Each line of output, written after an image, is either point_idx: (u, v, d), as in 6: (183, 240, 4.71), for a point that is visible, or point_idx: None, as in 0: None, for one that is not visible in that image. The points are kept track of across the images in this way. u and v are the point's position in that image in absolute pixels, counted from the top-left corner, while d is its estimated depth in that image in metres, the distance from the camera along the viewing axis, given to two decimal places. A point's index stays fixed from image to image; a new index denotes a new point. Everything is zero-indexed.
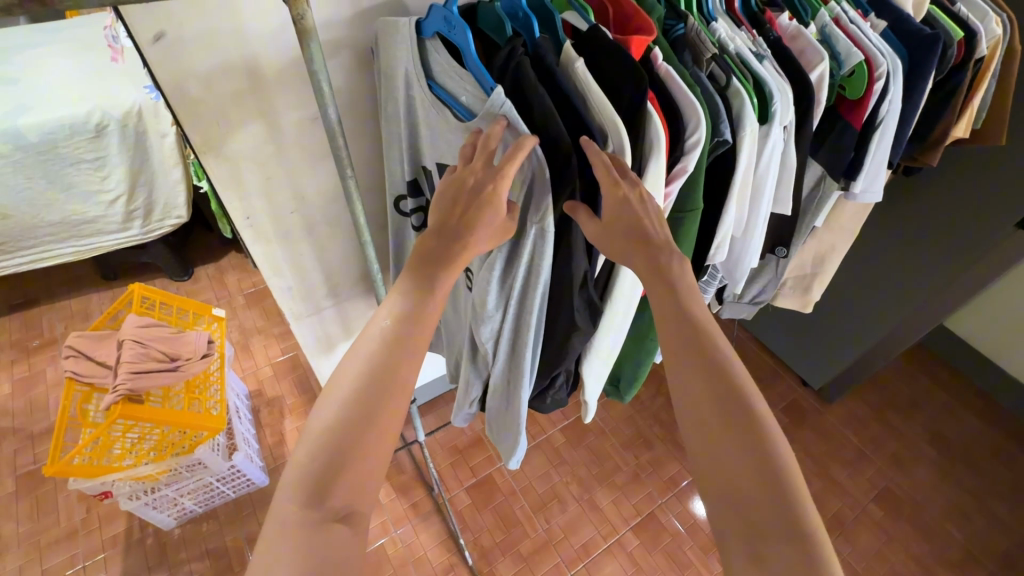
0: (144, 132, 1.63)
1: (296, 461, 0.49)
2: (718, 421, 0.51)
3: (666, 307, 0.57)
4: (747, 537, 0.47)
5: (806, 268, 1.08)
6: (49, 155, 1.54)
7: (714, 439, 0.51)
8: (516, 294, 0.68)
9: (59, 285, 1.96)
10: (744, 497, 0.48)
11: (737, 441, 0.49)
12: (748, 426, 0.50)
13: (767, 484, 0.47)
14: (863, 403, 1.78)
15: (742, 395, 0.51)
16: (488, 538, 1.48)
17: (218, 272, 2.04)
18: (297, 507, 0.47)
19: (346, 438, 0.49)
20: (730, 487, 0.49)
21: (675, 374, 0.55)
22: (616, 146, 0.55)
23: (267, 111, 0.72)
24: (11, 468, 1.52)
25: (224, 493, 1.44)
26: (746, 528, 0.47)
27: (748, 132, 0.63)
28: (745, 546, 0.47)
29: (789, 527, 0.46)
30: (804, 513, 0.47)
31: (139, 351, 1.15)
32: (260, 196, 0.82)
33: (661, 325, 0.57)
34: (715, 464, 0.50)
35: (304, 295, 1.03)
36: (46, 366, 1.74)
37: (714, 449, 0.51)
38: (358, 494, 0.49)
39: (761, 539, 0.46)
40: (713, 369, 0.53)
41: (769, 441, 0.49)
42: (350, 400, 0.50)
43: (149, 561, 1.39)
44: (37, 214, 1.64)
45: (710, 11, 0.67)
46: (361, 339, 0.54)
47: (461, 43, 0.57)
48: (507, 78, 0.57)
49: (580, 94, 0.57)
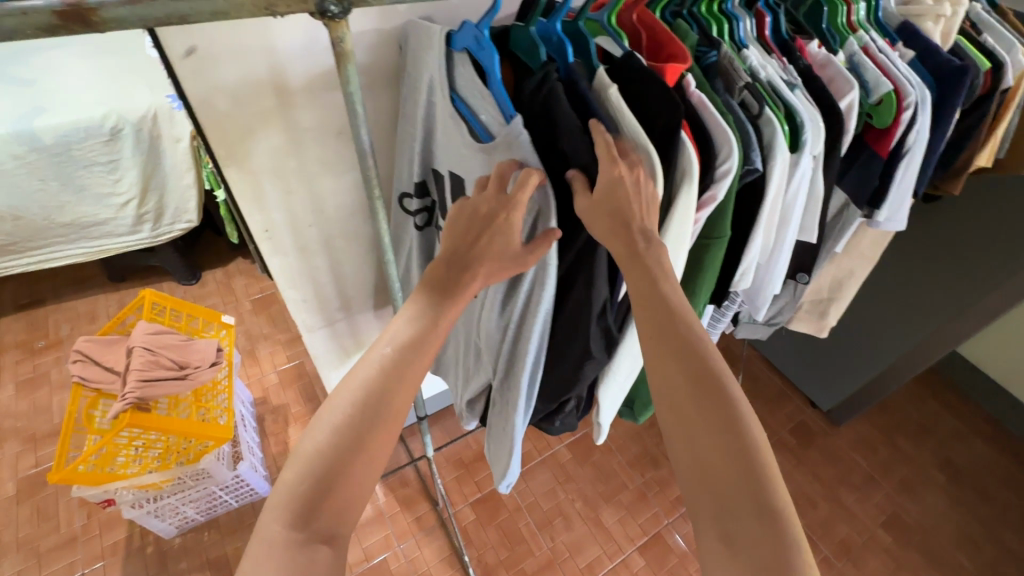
0: (158, 137, 1.63)
1: (283, 481, 0.46)
2: (688, 398, 0.48)
3: (643, 296, 0.53)
4: (717, 519, 0.44)
5: (822, 292, 1.07)
6: (62, 157, 1.54)
7: (684, 420, 0.48)
8: (520, 317, 0.67)
9: (66, 286, 1.95)
10: (713, 476, 0.45)
11: (708, 421, 0.46)
12: (719, 402, 0.47)
13: (738, 464, 0.44)
14: (872, 427, 1.76)
15: (712, 375, 0.48)
16: (492, 555, 1.46)
17: (225, 277, 2.03)
18: (283, 532, 0.44)
19: (337, 466, 0.47)
20: (700, 467, 0.46)
21: (648, 354, 0.52)
22: (648, 172, 0.54)
23: (291, 125, 0.72)
24: (12, 471, 1.50)
25: (226, 502, 1.42)
26: (716, 508, 0.44)
27: (779, 161, 0.63)
28: (715, 527, 0.44)
29: (761, 507, 0.42)
30: (776, 491, 0.43)
31: (149, 358, 1.14)
32: (279, 209, 0.81)
33: (634, 310, 0.55)
34: (684, 445, 0.48)
35: (316, 307, 1.02)
36: (51, 368, 1.72)
37: (683, 429, 0.48)
38: (346, 518, 0.48)
39: (730, 517, 0.43)
40: (683, 349, 0.50)
41: (740, 420, 0.46)
42: (343, 425, 0.48)
43: (149, 570, 1.37)
44: (47, 215, 1.63)
45: (742, 38, 0.66)
46: (360, 364, 0.52)
47: (489, 66, 0.57)
48: (538, 101, 0.56)
49: (612, 120, 0.56)
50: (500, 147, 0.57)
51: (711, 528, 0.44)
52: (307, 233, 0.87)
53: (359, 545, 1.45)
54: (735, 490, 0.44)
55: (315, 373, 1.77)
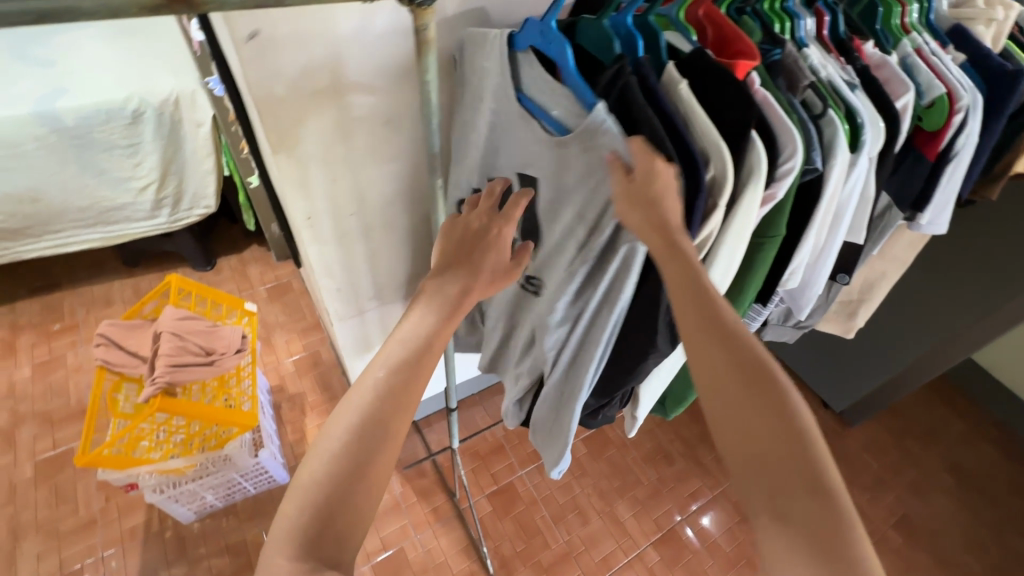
0: (180, 121, 1.61)
1: (284, 514, 0.45)
2: (736, 383, 0.48)
3: (680, 283, 0.53)
4: (766, 495, 0.45)
5: (852, 294, 1.07)
6: (83, 139, 1.53)
7: (729, 402, 0.48)
8: (592, 309, 0.68)
9: (80, 270, 1.94)
10: (768, 461, 0.45)
11: (753, 400, 0.47)
12: (767, 386, 0.47)
13: (788, 441, 0.45)
14: (883, 429, 1.77)
15: (753, 356, 0.49)
16: (508, 547, 1.47)
17: (240, 264, 2.02)
18: (288, 565, 0.43)
19: (337, 494, 0.46)
20: (748, 445, 0.47)
21: (690, 341, 0.52)
22: (718, 169, 0.55)
23: (343, 113, 0.72)
24: (29, 453, 1.50)
25: (245, 488, 1.43)
26: (768, 484, 0.45)
27: (839, 160, 0.63)
28: (768, 510, 0.44)
29: (814, 484, 0.43)
30: (828, 472, 0.44)
31: (177, 344, 1.14)
32: (324, 197, 0.81)
33: (671, 295, 0.54)
34: (730, 425, 0.48)
35: (350, 296, 1.01)
36: (66, 351, 1.72)
37: (728, 409, 0.48)
38: (345, 544, 0.46)
39: (785, 499, 0.44)
40: (727, 331, 0.50)
41: (783, 396, 0.47)
42: (339, 452, 0.47)
43: (168, 555, 1.37)
44: (65, 197, 1.62)
45: (802, 37, 0.66)
46: (352, 390, 0.50)
47: (561, 59, 0.57)
48: (613, 94, 0.57)
49: (682, 115, 0.57)
50: (578, 138, 0.57)
51: (763, 506, 0.44)
52: (347, 221, 0.87)
53: (376, 533, 1.45)
54: (786, 465, 0.45)
55: (331, 362, 1.77)
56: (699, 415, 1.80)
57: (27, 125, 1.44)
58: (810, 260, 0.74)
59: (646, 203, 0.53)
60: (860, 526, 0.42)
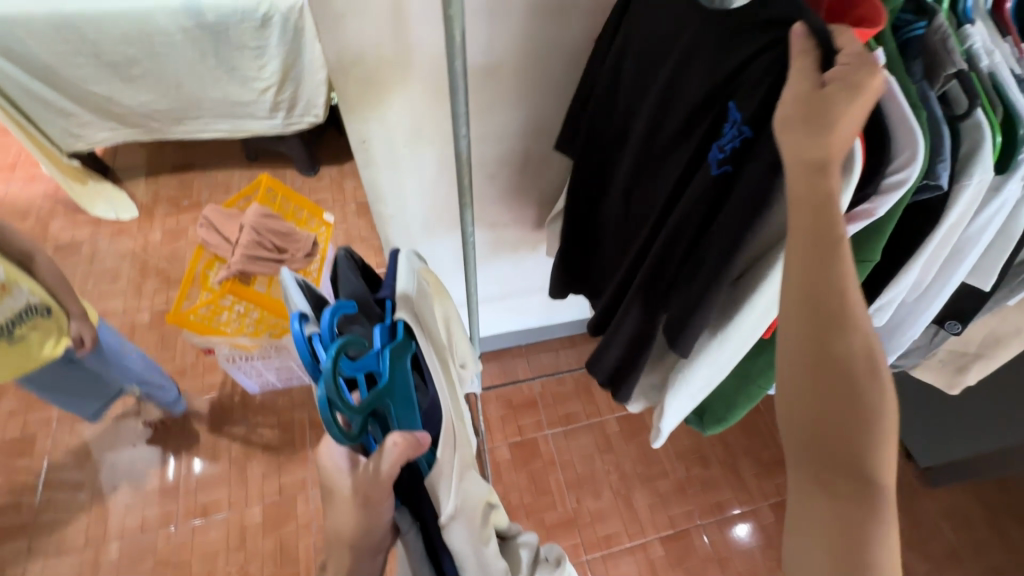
0: (302, 30, 1.70)
1: None
2: (808, 381, 0.50)
3: (825, 330, 0.49)
4: (819, 457, 0.49)
5: (969, 346, 0.92)
6: (221, 36, 1.68)
7: (795, 255, 0.52)
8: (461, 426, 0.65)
9: (211, 155, 2.19)
10: (824, 418, 0.49)
11: (826, 311, 0.49)
12: (843, 370, 0.48)
13: (836, 559, 0.46)
14: (973, 499, 1.54)
15: (849, 336, 0.49)
16: (517, 496, 1.52)
17: (339, 175, 2.14)
18: None
19: None
20: (809, 421, 0.50)
21: (806, 388, 0.50)
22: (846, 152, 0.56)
23: (402, 39, 0.72)
24: (149, 303, 1.80)
25: (301, 377, 1.60)
26: (818, 433, 0.49)
27: (975, 180, 0.60)
28: (809, 465, 0.50)
29: (862, 528, 0.46)
30: (876, 419, 0.47)
31: (255, 238, 1.27)
32: (380, 120, 0.82)
33: (791, 329, 0.52)
34: (783, 353, 0.53)
35: (399, 227, 1.02)
36: (189, 225, 1.98)
37: (821, 265, 0.51)
38: None
39: (826, 465, 0.49)
40: (842, 257, 0.50)
41: (844, 423, 0.48)
42: None
43: (233, 413, 1.61)
44: (203, 88, 1.81)
45: (967, 10, 0.64)
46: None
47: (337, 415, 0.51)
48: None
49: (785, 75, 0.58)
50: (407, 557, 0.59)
51: (809, 472, 0.50)
52: (405, 155, 0.88)
53: None
54: (829, 349, 0.49)
55: None
56: (755, 427, 1.65)
57: (178, 17, 1.62)
58: (913, 296, 0.76)
59: (813, 240, 0.51)
60: (877, 448, 0.47)
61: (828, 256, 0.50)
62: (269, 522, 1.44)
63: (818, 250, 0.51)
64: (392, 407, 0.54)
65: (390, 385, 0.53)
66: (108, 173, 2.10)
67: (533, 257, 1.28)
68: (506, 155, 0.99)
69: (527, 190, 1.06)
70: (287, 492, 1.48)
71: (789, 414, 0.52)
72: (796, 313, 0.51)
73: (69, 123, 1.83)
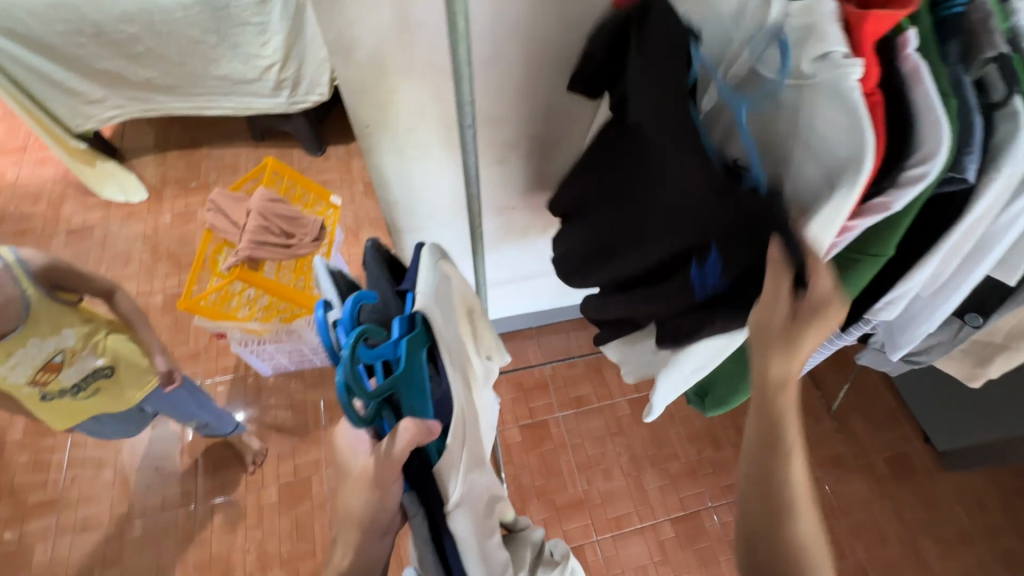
0: (304, 5, 1.64)
1: None
2: (757, 475, 0.67)
3: (770, 432, 0.66)
4: (756, 544, 0.67)
5: (994, 338, 0.89)
6: (221, 13, 1.64)
7: (762, 359, 0.64)
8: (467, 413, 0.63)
9: (217, 135, 2.17)
10: (758, 520, 0.67)
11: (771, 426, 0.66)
12: (781, 467, 0.65)
13: None
14: (990, 483, 1.52)
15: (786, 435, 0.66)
16: (528, 478, 1.53)
17: (346, 154, 2.11)
18: None
19: None
20: (751, 514, 0.68)
21: (754, 473, 0.68)
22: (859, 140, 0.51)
23: (404, 24, 0.69)
24: (162, 286, 1.81)
25: (312, 360, 1.60)
26: (756, 526, 0.67)
27: (1001, 175, 0.57)
28: (745, 545, 0.69)
29: None
30: (795, 523, 0.65)
31: (262, 223, 1.25)
32: (383, 107, 0.79)
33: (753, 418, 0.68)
34: (749, 444, 0.69)
35: (406, 215, 1.00)
36: (198, 207, 1.98)
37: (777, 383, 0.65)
38: None
39: (756, 552, 0.67)
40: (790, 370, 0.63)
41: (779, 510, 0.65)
42: None
43: (247, 395, 1.63)
44: (206, 66, 1.77)
45: None
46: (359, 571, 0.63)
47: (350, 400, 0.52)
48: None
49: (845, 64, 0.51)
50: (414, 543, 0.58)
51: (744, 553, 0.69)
52: (411, 142, 0.85)
53: None
54: (769, 451, 0.66)
55: None
56: None
57: None
58: (929, 289, 0.72)
59: (781, 343, 0.62)
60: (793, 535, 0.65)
61: (782, 375, 0.64)
62: (285, 501, 1.47)
63: (775, 350, 0.62)
64: (405, 394, 0.53)
65: (406, 371, 0.53)
66: (115, 155, 2.09)
67: (542, 240, 1.25)
68: (514, 140, 0.95)
69: (536, 175, 1.04)
70: (302, 472, 1.51)
71: (743, 500, 0.69)
72: (754, 415, 0.68)
73: (75, 105, 1.81)
